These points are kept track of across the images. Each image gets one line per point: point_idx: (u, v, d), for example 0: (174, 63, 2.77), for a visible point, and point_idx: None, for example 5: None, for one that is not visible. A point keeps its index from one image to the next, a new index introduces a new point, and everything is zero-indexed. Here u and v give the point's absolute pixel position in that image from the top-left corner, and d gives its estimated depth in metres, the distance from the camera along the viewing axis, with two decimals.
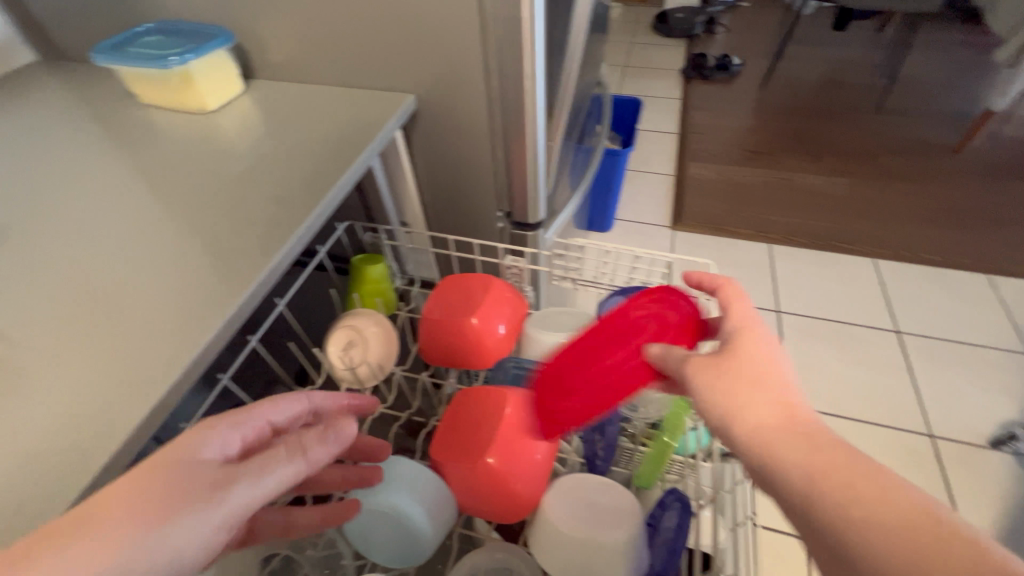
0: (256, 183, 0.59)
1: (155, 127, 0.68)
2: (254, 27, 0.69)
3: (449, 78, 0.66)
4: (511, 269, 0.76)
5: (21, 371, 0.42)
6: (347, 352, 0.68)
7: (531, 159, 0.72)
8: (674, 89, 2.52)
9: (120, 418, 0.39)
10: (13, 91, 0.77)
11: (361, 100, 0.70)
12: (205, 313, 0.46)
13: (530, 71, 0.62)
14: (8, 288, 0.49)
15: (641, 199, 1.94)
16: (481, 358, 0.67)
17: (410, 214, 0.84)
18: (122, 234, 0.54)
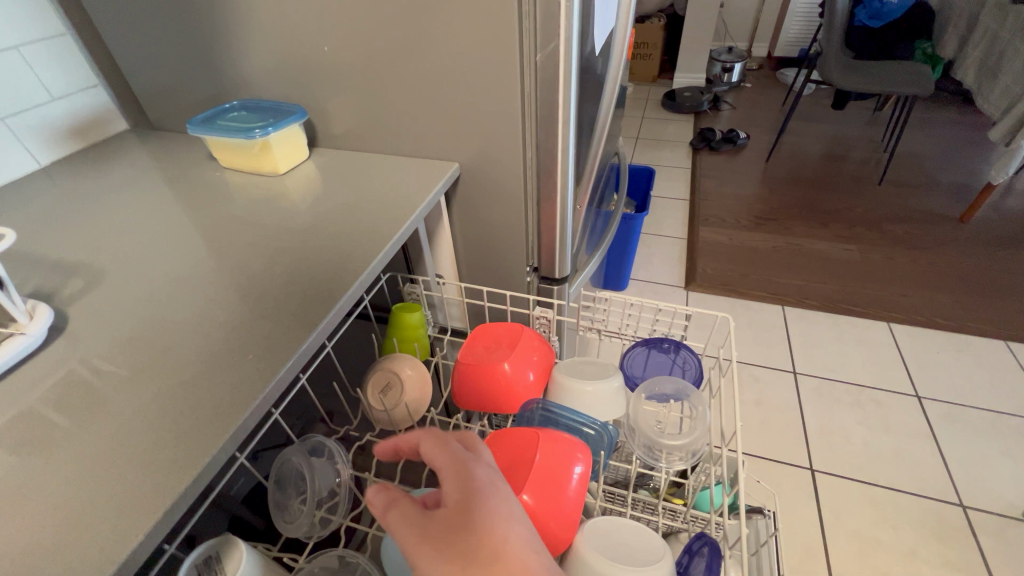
0: (320, 238, 0.67)
1: (234, 188, 0.77)
2: (324, 105, 0.80)
3: (492, 152, 0.76)
4: (539, 320, 0.82)
5: (113, 395, 0.47)
6: (385, 394, 0.74)
7: (560, 220, 0.80)
8: (684, 159, 2.67)
9: (207, 440, 0.44)
10: (107, 154, 0.88)
11: (412, 168, 0.79)
12: (283, 347, 0.52)
13: (563, 146, 0.71)
14: (103, 323, 0.55)
15: (654, 260, 2.01)
16: (511, 402, 0.71)
17: (444, 268, 0.91)
18: (202, 279, 0.61)
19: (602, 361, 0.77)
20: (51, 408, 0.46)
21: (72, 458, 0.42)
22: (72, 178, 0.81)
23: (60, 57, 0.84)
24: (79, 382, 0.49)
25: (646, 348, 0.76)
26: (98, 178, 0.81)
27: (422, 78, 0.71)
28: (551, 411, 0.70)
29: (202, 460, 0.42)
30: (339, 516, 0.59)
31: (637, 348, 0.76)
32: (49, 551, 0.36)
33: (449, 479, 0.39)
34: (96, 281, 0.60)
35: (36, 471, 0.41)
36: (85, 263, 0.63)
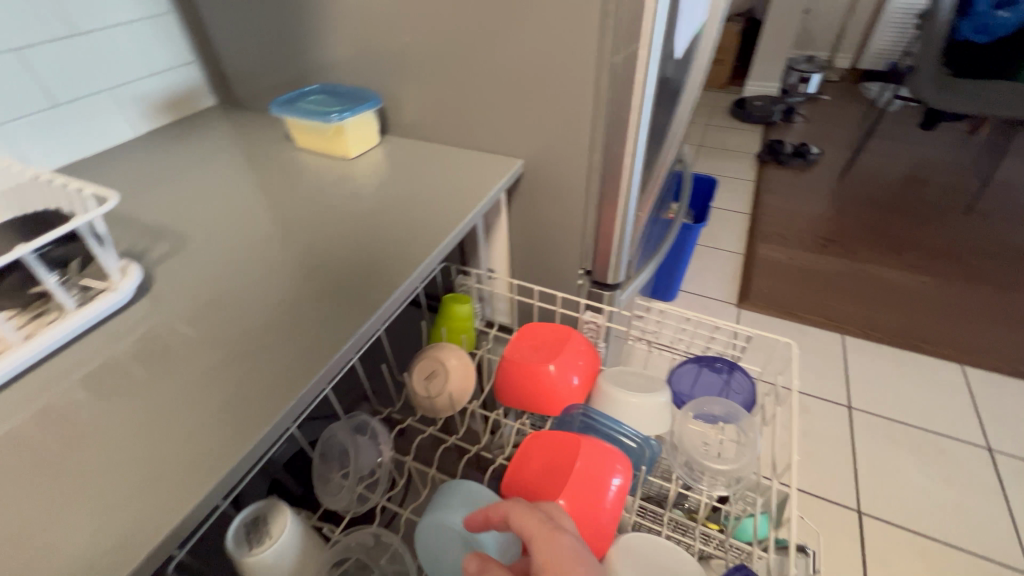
0: (383, 224, 0.69)
1: (307, 168, 0.81)
2: (398, 94, 0.82)
3: (557, 151, 0.75)
4: (588, 324, 0.81)
5: (186, 355, 0.51)
6: (429, 381, 0.75)
7: (620, 226, 0.78)
8: (749, 171, 2.56)
9: (266, 409, 0.46)
10: (196, 127, 0.94)
11: (476, 162, 0.80)
12: (342, 327, 0.54)
13: (631, 151, 0.69)
14: (182, 286, 0.59)
15: (707, 274, 1.94)
16: (552, 405, 0.70)
17: (496, 262, 0.91)
18: (272, 253, 0.64)
19: (649, 373, 0.75)
20: (132, 361, 0.50)
21: (148, 410, 0.45)
22: (164, 148, 0.87)
23: (163, 34, 0.90)
24: (157, 340, 0.52)
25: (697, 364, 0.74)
26: (186, 149, 0.87)
27: (495, 73, 0.72)
28: (592, 419, 0.68)
29: (263, 426, 0.44)
30: (376, 495, 0.61)
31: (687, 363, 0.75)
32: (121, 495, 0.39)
33: (539, 545, 0.39)
34: (179, 246, 0.65)
35: (116, 418, 0.45)
36: (171, 228, 0.68)
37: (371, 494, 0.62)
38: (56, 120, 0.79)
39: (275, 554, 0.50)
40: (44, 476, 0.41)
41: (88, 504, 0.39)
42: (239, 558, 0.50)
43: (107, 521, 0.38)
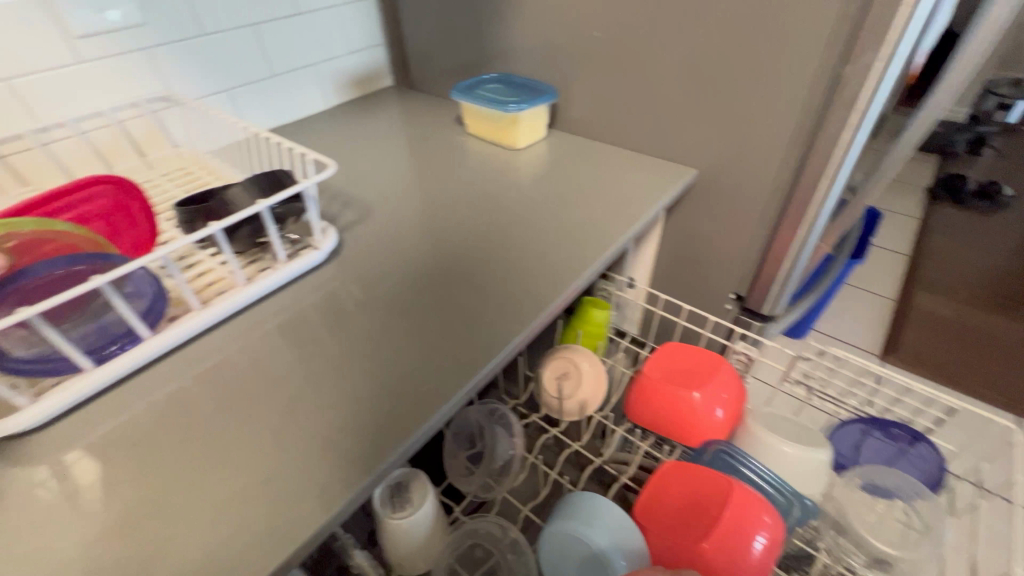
0: (547, 220, 0.69)
1: (474, 153, 0.83)
2: (573, 90, 0.81)
3: (742, 164, 0.69)
4: (737, 355, 0.74)
5: (367, 319, 0.54)
6: (561, 382, 0.73)
7: (795, 255, 0.71)
8: (915, 206, 2.22)
9: (437, 387, 0.47)
10: (374, 105, 1.01)
11: (643, 168, 0.77)
12: (508, 319, 0.54)
13: (833, 175, 0.62)
14: (363, 252, 0.63)
15: (848, 316, 1.72)
16: (691, 434, 0.65)
17: (640, 271, 0.87)
18: (442, 233, 0.66)
19: (806, 424, 0.67)
20: (322, 315, 0.54)
21: (336, 364, 0.49)
22: (348, 121, 0.95)
23: (364, 17, 0.98)
24: (342, 300, 0.56)
25: (867, 430, 0.65)
26: (366, 125, 0.94)
27: (690, 75, 0.67)
28: (737, 459, 0.62)
29: (433, 402, 0.46)
30: (503, 486, 0.62)
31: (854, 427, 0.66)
32: (311, 439, 0.43)
33: None
34: (361, 214, 0.70)
35: (309, 366, 0.49)
36: (354, 196, 0.73)
37: (497, 483, 0.63)
38: (271, 88, 0.89)
39: (416, 522, 0.53)
40: (255, 406, 0.45)
41: (284, 440, 0.43)
42: (386, 516, 0.53)
43: (301, 462, 0.41)
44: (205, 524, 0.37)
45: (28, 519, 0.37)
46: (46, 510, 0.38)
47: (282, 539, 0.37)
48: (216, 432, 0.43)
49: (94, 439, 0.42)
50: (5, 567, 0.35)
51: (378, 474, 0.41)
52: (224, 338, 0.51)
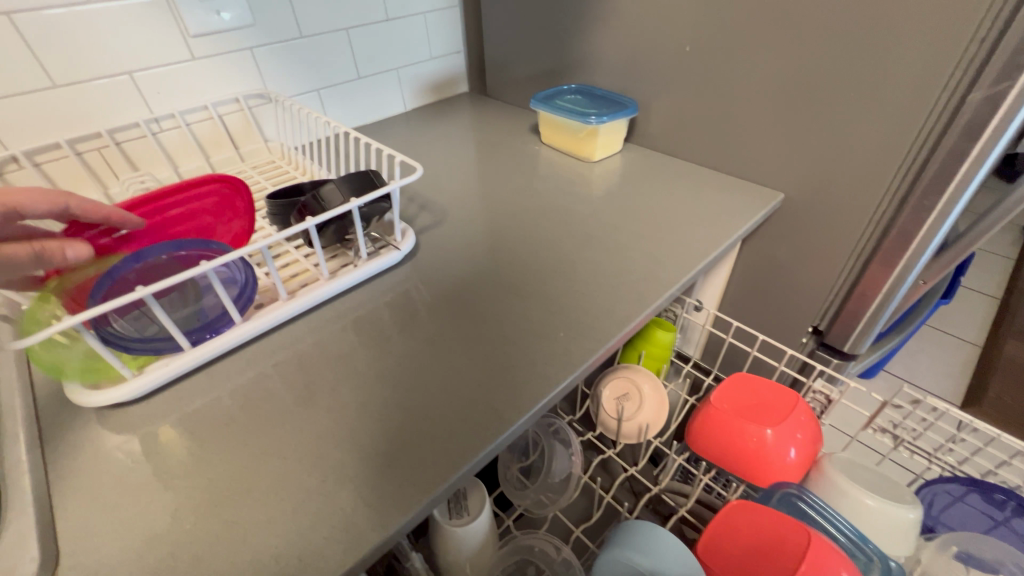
0: (622, 235, 0.67)
1: (548, 163, 0.83)
2: (655, 104, 0.79)
3: (837, 190, 0.65)
4: (814, 393, 0.69)
5: (439, 322, 0.54)
6: (621, 402, 0.71)
7: (888, 291, 0.66)
8: (1010, 246, 2.03)
9: (508, 398, 0.47)
10: (450, 110, 1.03)
11: (724, 188, 0.74)
12: (582, 335, 0.53)
13: (944, 209, 0.57)
14: (437, 255, 0.64)
15: (925, 359, 1.59)
16: (760, 473, 0.61)
17: (709, 295, 0.84)
18: (515, 241, 0.66)
19: (890, 477, 0.62)
20: (395, 314, 0.55)
21: (409, 364, 0.50)
22: (424, 124, 0.98)
23: (448, 24, 1.00)
24: (413, 301, 0.57)
25: (955, 494, 0.59)
26: (441, 129, 0.96)
27: (787, 94, 0.64)
28: (809, 504, 0.59)
29: (504, 414, 0.45)
30: (558, 504, 0.61)
31: (940, 490, 0.60)
32: (384, 437, 0.43)
33: None
34: (436, 216, 0.71)
35: (382, 363, 0.50)
36: (430, 199, 0.75)
37: (551, 501, 0.62)
38: (357, 90, 0.92)
39: (472, 531, 0.53)
40: (331, 399, 0.46)
41: (357, 435, 0.44)
42: (442, 521, 0.53)
43: (374, 459, 0.42)
44: (282, 511, 0.38)
45: (123, 485, 0.40)
46: (139, 478, 0.40)
47: (354, 536, 0.37)
48: (296, 421, 0.45)
49: (185, 415, 0.45)
50: (100, 529, 0.37)
51: (448, 481, 0.40)
52: (305, 329, 0.53)
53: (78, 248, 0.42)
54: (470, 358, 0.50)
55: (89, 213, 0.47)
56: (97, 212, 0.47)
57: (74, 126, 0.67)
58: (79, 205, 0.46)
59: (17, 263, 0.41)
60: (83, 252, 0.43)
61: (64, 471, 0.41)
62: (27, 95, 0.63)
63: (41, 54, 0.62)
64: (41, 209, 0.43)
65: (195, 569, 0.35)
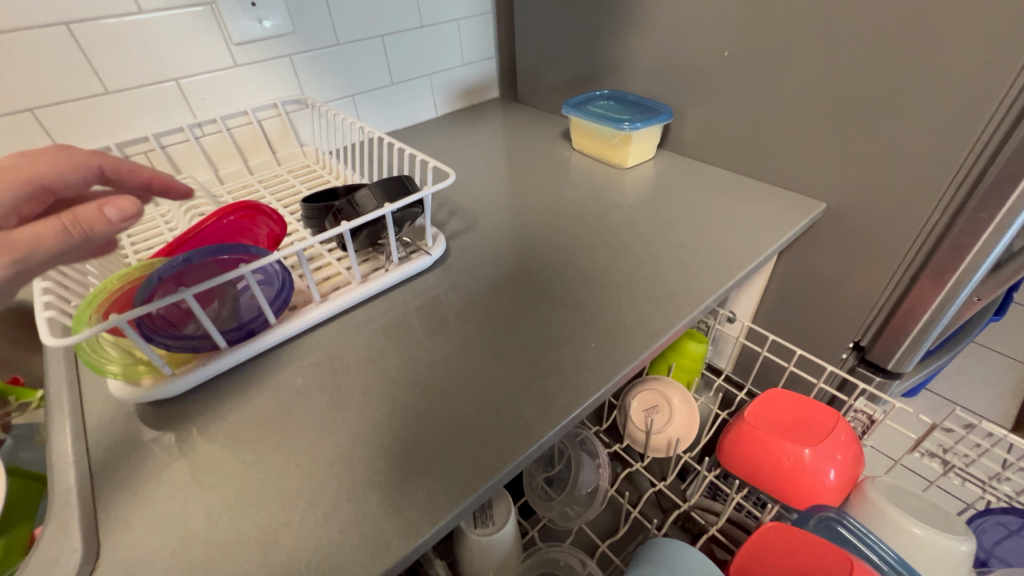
0: (654, 243, 0.66)
1: (579, 169, 0.82)
2: (691, 110, 0.77)
3: (883, 200, 0.62)
4: (855, 413, 0.66)
5: (467, 329, 0.54)
6: (650, 414, 0.69)
7: (939, 308, 0.62)
8: None
9: (538, 410, 0.46)
10: (481, 116, 1.04)
11: (762, 197, 0.72)
12: (613, 346, 0.52)
13: (1002, 222, 0.53)
14: (468, 260, 0.64)
15: (971, 379, 1.50)
16: (797, 495, 0.59)
17: (743, 306, 0.82)
18: (545, 247, 0.66)
19: (938, 505, 0.58)
20: (425, 319, 0.55)
21: (439, 370, 0.50)
22: (455, 130, 0.98)
23: (481, 31, 1.01)
24: (444, 307, 0.57)
25: (1011, 526, 0.56)
26: (472, 134, 0.96)
27: (831, 102, 0.62)
28: (849, 530, 0.56)
29: (532, 426, 0.44)
30: (584, 518, 0.59)
31: (994, 522, 0.57)
32: (411, 444, 0.43)
33: None
34: (467, 222, 0.71)
35: (412, 368, 0.50)
36: (461, 205, 0.75)
37: (577, 514, 0.61)
38: (390, 96, 0.94)
39: (497, 541, 0.52)
40: (361, 403, 0.47)
41: (385, 441, 0.44)
42: (468, 531, 0.53)
43: (403, 466, 0.42)
44: (309, 517, 0.38)
45: (160, 482, 0.41)
46: (175, 474, 0.41)
47: (379, 546, 0.37)
48: (326, 424, 0.45)
49: (220, 414, 0.46)
50: (135, 523, 0.38)
51: (476, 493, 0.40)
52: (337, 333, 0.53)
53: (121, 204, 0.36)
54: (500, 367, 0.50)
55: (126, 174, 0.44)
56: (134, 174, 0.45)
57: (124, 131, 0.70)
58: (111, 170, 0.43)
59: (54, 244, 0.34)
60: (127, 208, 0.36)
61: (106, 465, 0.42)
62: (82, 101, 0.66)
63: (96, 62, 0.65)
64: (67, 178, 0.41)
65: (224, 566, 0.36)
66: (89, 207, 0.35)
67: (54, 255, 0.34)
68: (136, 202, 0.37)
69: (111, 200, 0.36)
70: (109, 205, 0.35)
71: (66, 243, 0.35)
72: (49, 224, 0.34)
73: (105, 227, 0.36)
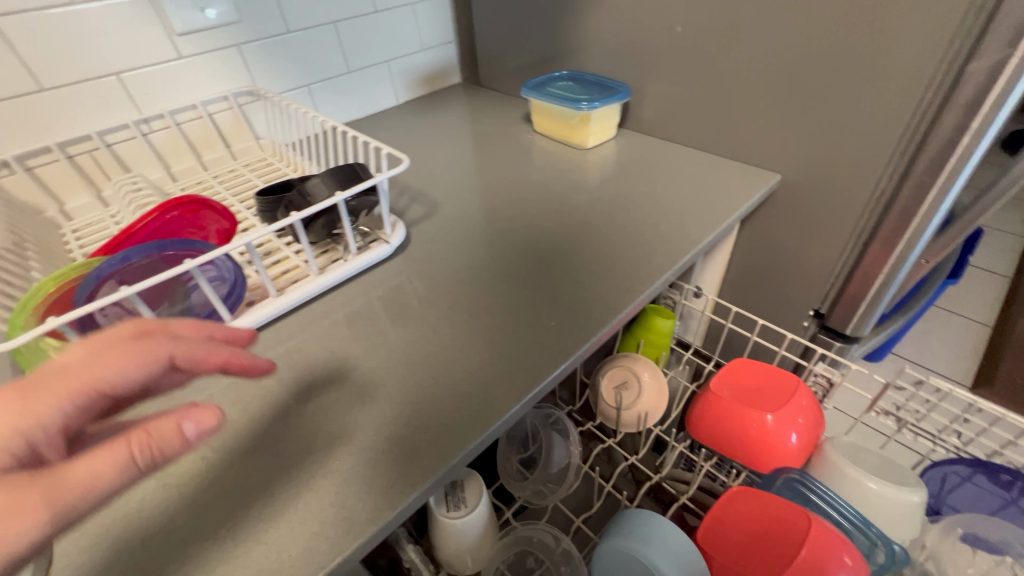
0: (615, 221, 0.66)
1: (541, 152, 0.82)
2: (648, 88, 0.77)
3: (835, 169, 0.63)
4: (816, 378, 0.68)
5: (429, 315, 0.54)
6: (620, 391, 0.71)
7: (891, 272, 0.64)
8: (1014, 225, 1.95)
9: (500, 391, 0.46)
10: (443, 102, 1.02)
11: (720, 172, 0.73)
12: (574, 325, 0.52)
13: (945, 185, 0.55)
14: (429, 247, 0.63)
15: (932, 342, 1.56)
16: (761, 459, 0.61)
17: (708, 281, 0.83)
18: (507, 231, 0.66)
19: (894, 459, 0.61)
20: (388, 307, 0.55)
21: (401, 358, 0.50)
22: (416, 117, 0.97)
23: (438, 15, 0.99)
24: (406, 295, 0.56)
25: (963, 474, 0.59)
26: (433, 121, 0.95)
27: (781, 73, 0.63)
28: (812, 489, 0.58)
29: (494, 407, 0.45)
30: (556, 495, 0.60)
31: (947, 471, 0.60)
32: (373, 432, 0.43)
33: None
34: (428, 209, 0.70)
35: (374, 357, 0.50)
36: (423, 192, 0.74)
37: (550, 492, 0.62)
38: (348, 84, 0.92)
39: (471, 523, 0.53)
40: (322, 395, 0.46)
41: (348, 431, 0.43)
42: (439, 516, 0.53)
43: (366, 454, 0.42)
44: (273, 510, 0.38)
45: None
46: None
47: (349, 529, 0.37)
48: (287, 418, 0.44)
49: None
50: (93, 528, 0.37)
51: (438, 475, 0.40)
52: (298, 326, 0.53)
53: (202, 418, 0.28)
54: (462, 351, 0.50)
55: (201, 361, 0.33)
56: (210, 360, 0.34)
57: (66, 131, 0.67)
58: (185, 361, 0.32)
59: (105, 481, 0.26)
60: (208, 422, 0.28)
61: None
62: (17, 101, 0.63)
63: (28, 59, 0.61)
64: (131, 381, 0.30)
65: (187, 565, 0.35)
66: (164, 423, 0.27)
67: (113, 496, 0.27)
68: (218, 409, 0.29)
69: (189, 413, 0.28)
70: (186, 424, 0.28)
71: (118, 478, 0.26)
72: (110, 456, 0.26)
73: (179, 450, 0.28)
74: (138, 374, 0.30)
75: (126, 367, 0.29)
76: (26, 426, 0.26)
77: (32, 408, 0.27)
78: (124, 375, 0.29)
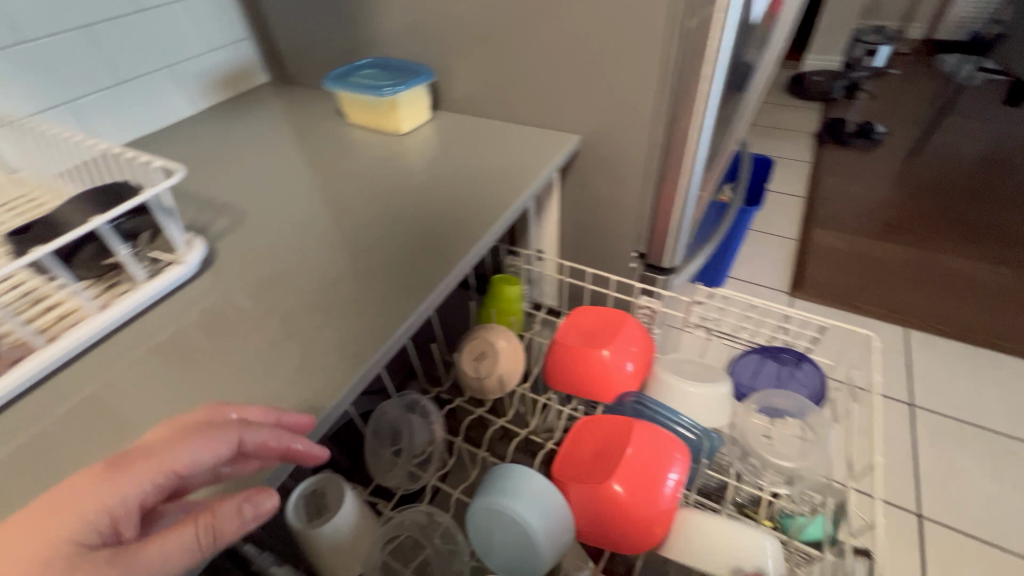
0: (434, 201, 0.67)
1: (358, 143, 0.80)
2: (450, 68, 0.79)
3: (619, 124, 0.71)
4: (642, 309, 0.77)
5: (243, 331, 0.51)
6: (478, 362, 0.73)
7: (680, 206, 0.74)
8: (803, 153, 2.32)
9: (324, 390, 0.45)
10: (249, 104, 0.95)
11: (530, 140, 0.77)
12: (397, 308, 0.53)
13: (696, 125, 0.64)
14: (240, 260, 0.59)
15: (757, 262, 1.83)
16: (604, 391, 0.67)
17: (546, 243, 0.89)
18: (325, 229, 0.63)
19: (709, 363, 0.71)
20: (194, 332, 0.50)
21: (214, 382, 0.46)
22: (219, 124, 0.88)
23: (221, 11, 0.91)
24: (214, 315, 0.52)
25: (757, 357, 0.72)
26: (239, 126, 0.87)
27: (556, 42, 0.68)
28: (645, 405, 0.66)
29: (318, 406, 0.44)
30: (428, 474, 0.62)
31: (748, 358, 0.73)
32: None
33: None
34: (237, 221, 0.65)
35: (180, 389, 0.45)
36: (230, 204, 0.68)
37: (422, 473, 0.63)
38: (123, 96, 0.81)
39: (336, 528, 0.52)
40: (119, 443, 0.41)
41: None
42: (302, 528, 0.52)
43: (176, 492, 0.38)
44: None
45: None
46: None
47: None
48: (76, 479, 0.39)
49: None
50: None
51: None
52: (82, 376, 0.46)
53: (258, 506, 0.34)
54: (282, 359, 0.48)
55: (262, 447, 0.38)
56: (273, 447, 0.38)
57: None
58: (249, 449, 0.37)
59: (177, 558, 0.31)
60: (264, 505, 0.34)
61: None
62: None
63: None
64: (202, 465, 0.35)
65: None
66: (228, 508, 0.33)
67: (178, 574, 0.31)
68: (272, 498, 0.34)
69: (251, 500, 0.34)
70: (245, 509, 0.33)
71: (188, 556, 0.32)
72: (184, 538, 0.31)
73: (235, 531, 0.33)
74: (209, 458, 0.35)
75: (200, 451, 0.34)
76: (110, 506, 0.31)
77: (120, 487, 0.32)
78: (199, 456, 0.35)
